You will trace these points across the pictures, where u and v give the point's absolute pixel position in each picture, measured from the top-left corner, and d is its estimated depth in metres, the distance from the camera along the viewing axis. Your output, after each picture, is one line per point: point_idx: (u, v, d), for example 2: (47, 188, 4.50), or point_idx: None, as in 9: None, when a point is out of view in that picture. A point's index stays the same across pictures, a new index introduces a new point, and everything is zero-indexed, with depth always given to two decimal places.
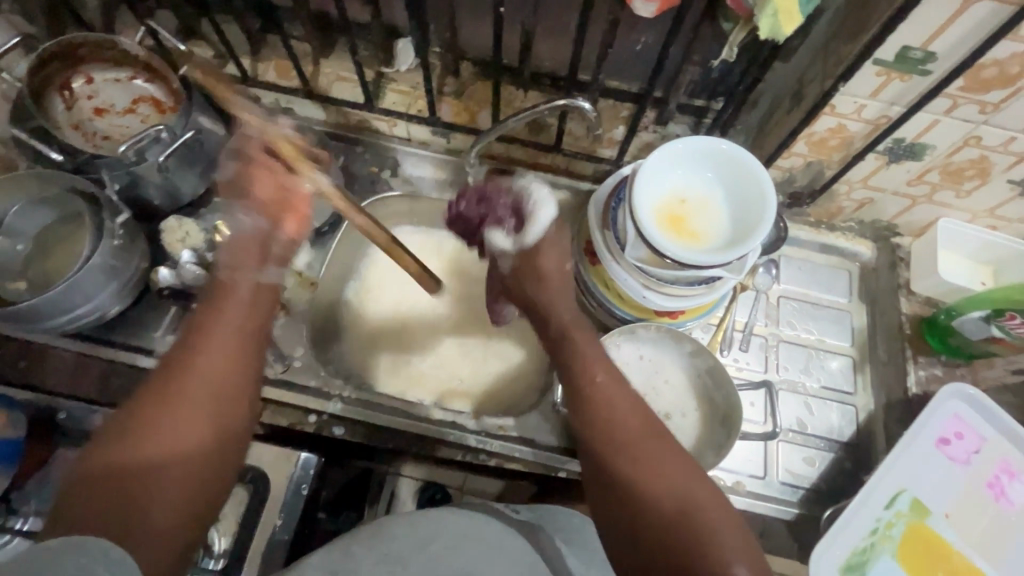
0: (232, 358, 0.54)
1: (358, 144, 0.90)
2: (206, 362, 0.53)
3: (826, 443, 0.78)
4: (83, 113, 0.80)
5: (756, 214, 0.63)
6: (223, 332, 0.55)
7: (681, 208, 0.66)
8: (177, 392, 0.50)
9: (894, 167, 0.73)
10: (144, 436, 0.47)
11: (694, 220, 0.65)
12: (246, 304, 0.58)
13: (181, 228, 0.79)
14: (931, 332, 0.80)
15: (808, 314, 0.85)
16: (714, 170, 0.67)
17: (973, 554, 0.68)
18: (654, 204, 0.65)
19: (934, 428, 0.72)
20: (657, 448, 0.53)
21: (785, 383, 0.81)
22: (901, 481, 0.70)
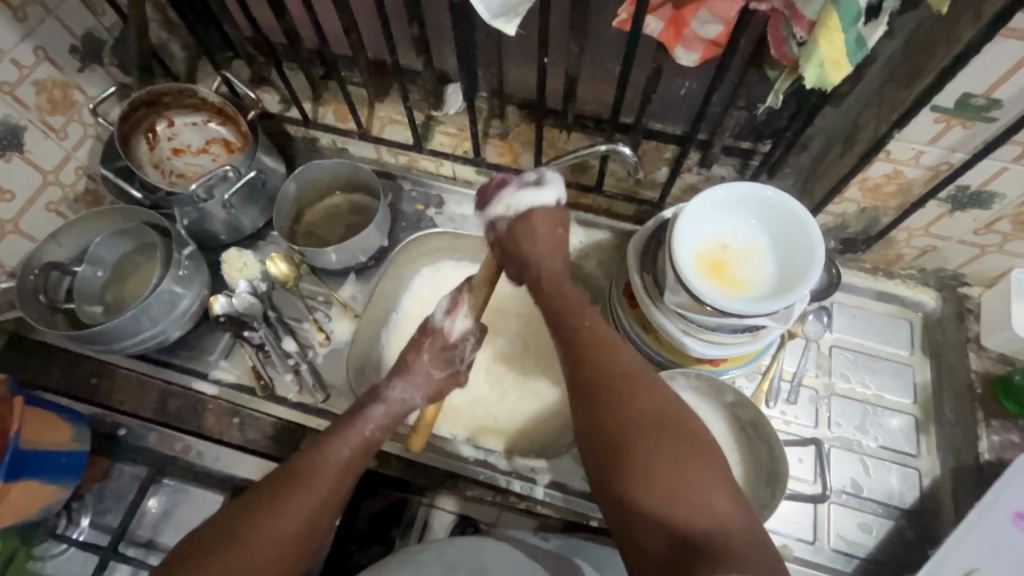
0: (340, 472, 0.59)
1: (406, 182, 0.94)
2: (318, 477, 0.57)
3: (885, 510, 0.72)
4: (162, 153, 0.88)
5: (804, 263, 0.61)
6: (337, 456, 0.59)
7: (723, 254, 0.64)
8: (286, 496, 0.56)
9: (958, 215, 0.69)
10: (267, 524, 0.54)
11: (737, 266, 0.64)
12: (356, 442, 0.61)
13: (241, 260, 0.85)
14: (1007, 395, 0.73)
15: (864, 366, 0.80)
16: (758, 216, 0.65)
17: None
18: (694, 250, 0.64)
19: (1011, 500, 0.63)
20: (653, 400, 0.54)
21: (838, 441, 0.75)
22: (971, 561, 0.64)
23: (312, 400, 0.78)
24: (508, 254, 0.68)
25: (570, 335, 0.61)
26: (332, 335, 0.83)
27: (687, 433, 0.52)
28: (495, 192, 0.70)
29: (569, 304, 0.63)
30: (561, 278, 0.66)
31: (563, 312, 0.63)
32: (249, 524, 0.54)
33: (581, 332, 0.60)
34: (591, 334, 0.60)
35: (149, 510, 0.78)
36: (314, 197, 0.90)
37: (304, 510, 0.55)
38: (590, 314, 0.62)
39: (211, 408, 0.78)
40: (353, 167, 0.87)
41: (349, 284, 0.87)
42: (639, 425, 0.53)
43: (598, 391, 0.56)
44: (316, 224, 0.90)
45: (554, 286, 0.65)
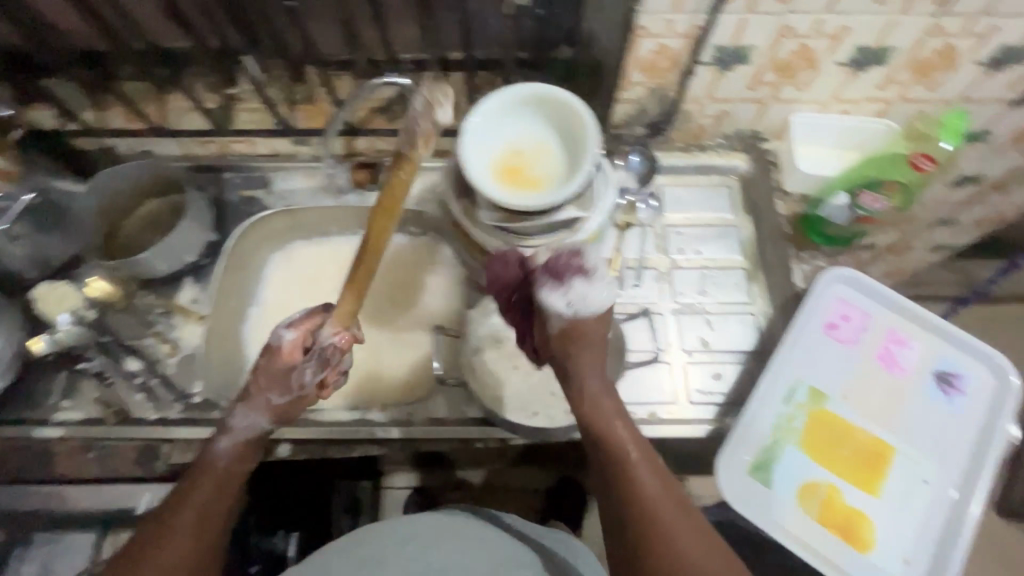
0: (201, 512, 0.54)
1: (226, 171, 0.90)
2: (173, 532, 0.52)
3: (732, 356, 0.80)
4: None
5: (583, 145, 0.64)
6: (192, 502, 0.54)
7: (516, 161, 0.66)
8: (155, 547, 0.51)
9: (729, 75, 0.74)
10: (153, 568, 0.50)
11: (532, 167, 0.66)
12: (213, 483, 0.56)
13: (55, 291, 0.75)
14: (811, 229, 0.86)
15: (697, 237, 0.86)
16: (544, 118, 0.67)
17: (875, 428, 0.74)
18: (488, 163, 0.65)
19: (822, 314, 0.79)
20: (662, 500, 0.50)
21: (684, 308, 0.82)
22: (796, 374, 0.76)
23: (171, 411, 0.75)
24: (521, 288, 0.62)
25: (581, 393, 0.57)
26: (179, 343, 0.80)
27: (703, 531, 0.50)
28: (560, 268, 0.58)
29: (593, 330, 0.58)
30: (597, 329, 0.58)
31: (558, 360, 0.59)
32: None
33: (595, 358, 0.58)
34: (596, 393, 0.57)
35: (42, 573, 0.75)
36: (121, 208, 0.84)
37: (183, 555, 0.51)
38: (599, 363, 0.58)
39: (61, 450, 0.73)
40: (154, 167, 0.82)
41: (187, 288, 0.83)
42: (659, 531, 0.49)
43: (610, 466, 0.53)
44: (135, 236, 0.85)
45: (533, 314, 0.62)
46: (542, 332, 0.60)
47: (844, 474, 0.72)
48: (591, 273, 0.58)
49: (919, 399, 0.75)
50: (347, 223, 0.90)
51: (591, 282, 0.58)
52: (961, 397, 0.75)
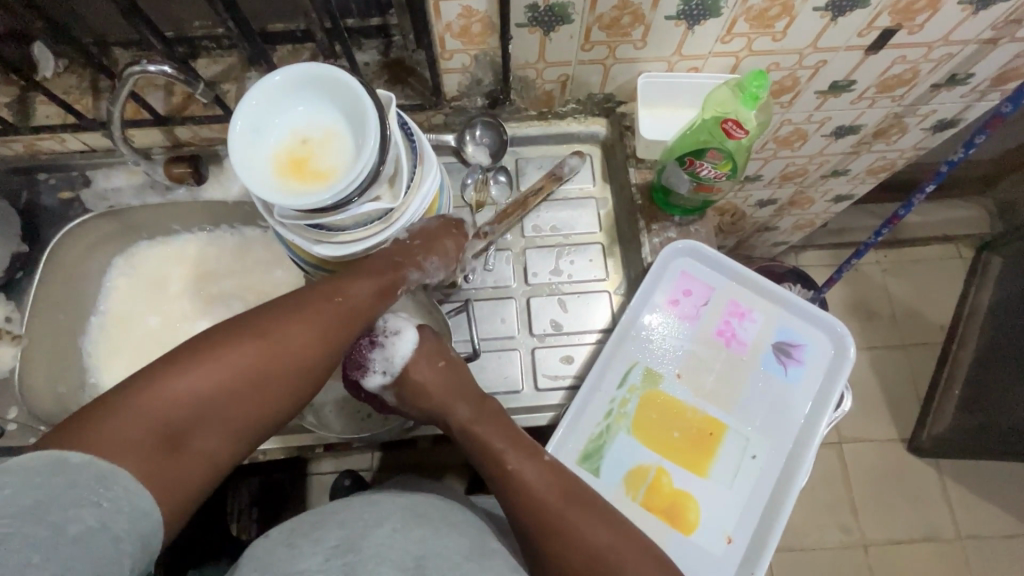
0: (295, 352, 0.58)
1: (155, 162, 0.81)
2: (267, 342, 0.57)
3: None
4: None
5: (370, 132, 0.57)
6: (289, 341, 0.58)
7: (303, 149, 0.60)
8: (205, 354, 0.55)
9: (698, 29, 0.68)
10: (168, 389, 0.53)
11: (322, 157, 0.60)
12: (321, 321, 0.60)
13: None
14: (657, 195, 0.78)
15: None
16: (316, 96, 0.61)
17: (707, 406, 0.72)
18: (269, 156, 0.59)
19: (665, 288, 0.75)
20: (577, 522, 0.58)
21: None
22: (634, 354, 0.73)
23: None
24: (413, 402, 0.69)
25: (479, 446, 0.64)
26: None
27: (632, 538, 0.58)
28: (359, 356, 0.69)
29: (483, 417, 0.66)
30: (486, 405, 0.67)
31: (468, 417, 0.66)
32: (150, 380, 0.53)
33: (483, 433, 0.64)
34: (507, 441, 0.64)
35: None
36: None
37: (228, 374, 0.55)
38: (501, 420, 0.65)
39: None
40: None
41: None
42: (564, 556, 0.57)
43: (534, 518, 0.59)
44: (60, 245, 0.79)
45: (443, 392, 0.67)
46: (467, 423, 0.65)
47: (673, 456, 0.70)
48: (390, 337, 0.68)
49: (756, 371, 0.72)
50: None
51: (386, 345, 0.68)
52: (798, 367, 0.72)
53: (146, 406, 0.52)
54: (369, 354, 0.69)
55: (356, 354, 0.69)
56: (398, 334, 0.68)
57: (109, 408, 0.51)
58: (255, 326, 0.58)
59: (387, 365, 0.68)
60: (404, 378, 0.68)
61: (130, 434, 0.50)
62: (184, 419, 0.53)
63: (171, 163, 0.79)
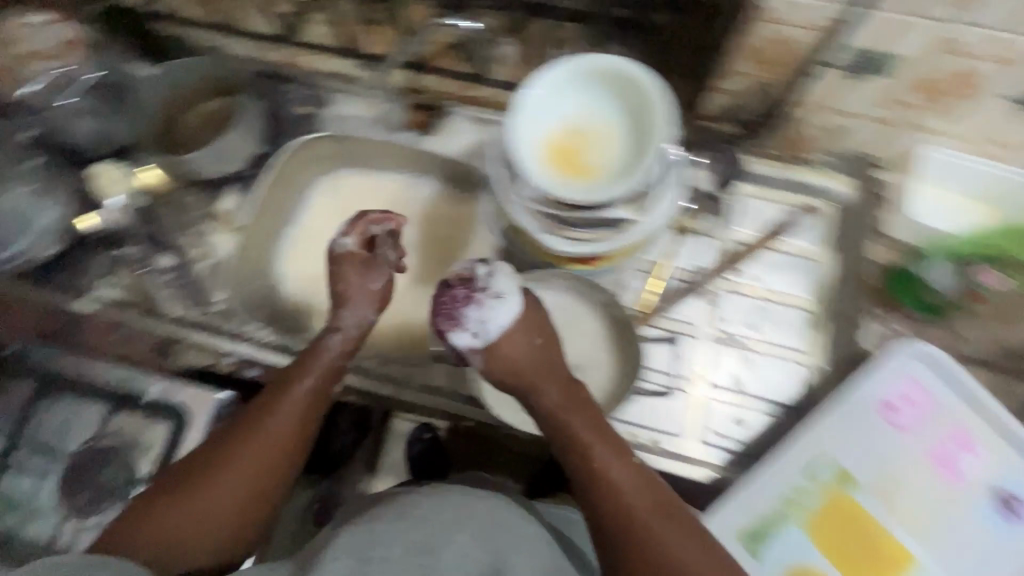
0: (279, 449, 0.52)
1: (285, 82, 0.86)
2: (236, 459, 0.51)
3: (762, 403, 0.72)
4: (8, 59, 0.78)
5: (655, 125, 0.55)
6: (271, 431, 0.52)
7: (568, 140, 0.57)
8: (207, 473, 0.51)
9: (860, 83, 0.63)
10: (208, 487, 0.50)
11: (588, 151, 0.57)
12: (320, 371, 0.57)
13: (108, 173, 0.79)
14: None
15: (764, 262, 0.76)
16: (584, 88, 0.57)
17: (898, 530, 0.64)
18: (535, 139, 0.56)
19: (880, 390, 0.67)
20: (659, 540, 0.48)
21: (722, 338, 0.73)
22: (824, 447, 0.66)
23: (192, 315, 0.79)
24: (518, 378, 0.55)
25: (557, 433, 0.53)
26: (212, 249, 0.81)
27: None
28: (452, 307, 0.55)
29: (567, 410, 0.54)
30: (580, 388, 0.55)
31: (521, 397, 0.55)
32: (149, 505, 0.50)
33: (569, 429, 0.53)
34: (586, 437, 0.52)
35: (54, 473, 0.70)
36: (185, 100, 0.84)
37: (243, 486, 0.51)
38: (586, 411, 0.54)
39: (90, 326, 0.77)
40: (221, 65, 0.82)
41: (230, 195, 0.83)
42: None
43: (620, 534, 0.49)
44: (191, 135, 0.85)
45: (537, 373, 0.55)
46: (553, 407, 0.54)
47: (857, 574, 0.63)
48: (493, 298, 0.55)
49: (967, 516, 0.65)
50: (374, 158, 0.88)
51: (488, 304, 0.55)
52: (1020, 524, 0.64)
53: (192, 515, 0.49)
54: (443, 320, 0.55)
55: (445, 305, 0.55)
56: (498, 298, 0.55)
57: (148, 514, 0.50)
58: (265, 394, 0.55)
59: (465, 339, 0.54)
60: (491, 349, 0.55)
61: (148, 545, 0.48)
62: (217, 519, 0.50)
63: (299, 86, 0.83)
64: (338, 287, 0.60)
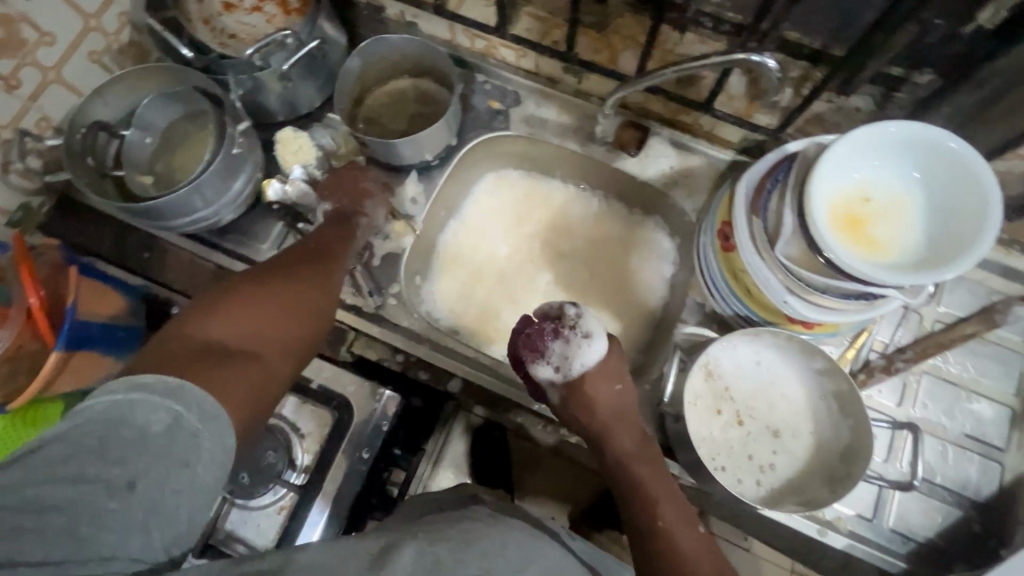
0: (318, 303, 0.60)
1: (480, 73, 0.84)
2: (298, 287, 0.60)
3: (955, 499, 0.68)
4: (211, 6, 0.76)
5: (972, 214, 0.49)
6: (326, 284, 0.63)
7: (862, 208, 0.53)
8: (268, 289, 0.57)
9: None
10: (265, 293, 0.57)
11: (876, 224, 0.52)
12: (337, 255, 0.67)
13: (296, 141, 0.78)
14: None
15: (971, 349, 0.72)
16: (890, 156, 0.53)
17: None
18: (830, 201, 0.52)
19: None
20: None
21: (922, 423, 0.70)
22: None
23: (366, 304, 0.75)
24: (569, 418, 0.62)
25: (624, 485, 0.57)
26: (388, 238, 0.78)
27: None
28: (537, 340, 0.61)
29: (635, 460, 0.58)
30: (620, 417, 0.60)
31: (596, 430, 0.60)
32: (227, 295, 0.55)
33: (646, 491, 0.56)
34: (621, 457, 0.58)
35: None
36: (380, 76, 0.81)
37: (293, 312, 0.57)
38: (652, 467, 0.58)
39: None
40: (426, 48, 0.76)
41: (410, 182, 0.80)
42: None
43: None
44: (378, 112, 0.82)
45: (605, 417, 0.60)
46: (619, 454, 0.58)
47: None
48: (581, 338, 0.60)
49: None
50: (560, 166, 0.86)
51: (579, 346, 0.60)
52: None
53: (253, 304, 0.55)
54: (544, 348, 0.61)
55: (535, 334, 0.61)
56: (596, 338, 0.61)
57: (216, 304, 0.53)
58: (290, 256, 0.64)
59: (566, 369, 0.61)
60: (575, 384, 0.60)
61: (218, 329, 0.51)
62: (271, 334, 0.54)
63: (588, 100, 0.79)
64: (362, 185, 0.75)
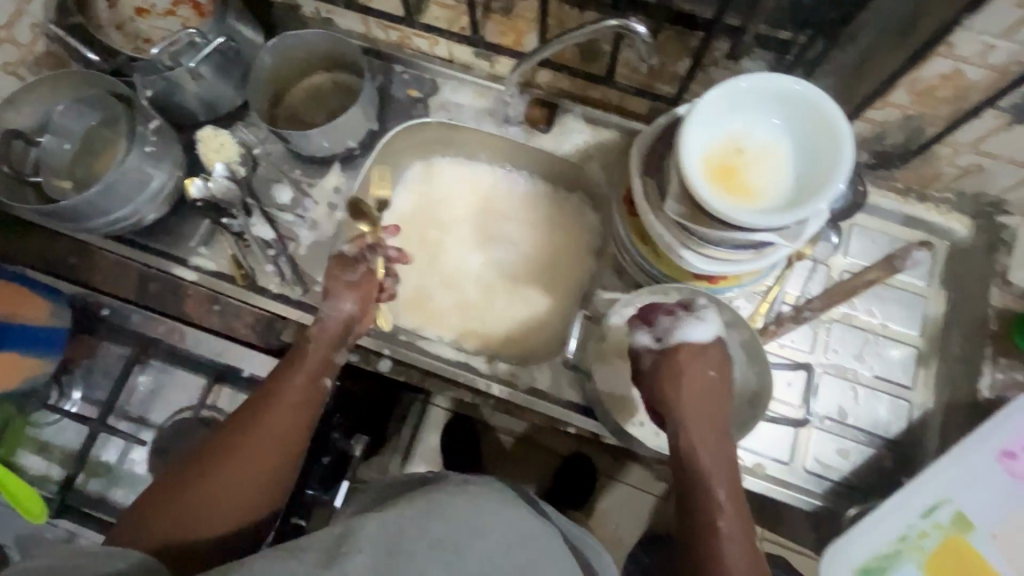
0: (297, 411, 0.60)
1: (396, 63, 0.86)
2: (275, 411, 0.59)
3: (867, 438, 0.71)
4: (124, 13, 0.78)
5: (830, 154, 0.53)
6: (292, 391, 0.61)
7: (735, 158, 0.56)
8: (247, 433, 0.57)
9: (1017, 129, 0.60)
10: (226, 465, 0.55)
11: (749, 173, 0.55)
12: (312, 365, 0.64)
13: (217, 138, 0.80)
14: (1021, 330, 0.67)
15: (876, 295, 0.75)
16: (757, 108, 0.56)
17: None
18: (704, 154, 0.55)
19: (1000, 438, 0.62)
20: None
21: (832, 368, 0.73)
22: (945, 489, 0.61)
23: (292, 292, 0.76)
24: (662, 401, 0.61)
25: (688, 473, 0.58)
26: (313, 227, 0.80)
27: None
28: (654, 312, 0.64)
29: (709, 451, 0.58)
30: (716, 409, 0.60)
31: (683, 420, 0.59)
32: (196, 474, 0.54)
33: (705, 483, 0.56)
34: (708, 455, 0.58)
35: (144, 441, 0.74)
36: (297, 72, 0.83)
37: (269, 446, 0.57)
38: (721, 453, 0.58)
39: (190, 293, 0.76)
40: (337, 41, 0.78)
41: (333, 173, 0.82)
42: None
43: None
44: (299, 107, 0.84)
45: (694, 409, 0.59)
46: (695, 451, 0.58)
47: None
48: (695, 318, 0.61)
49: None
50: (484, 149, 0.88)
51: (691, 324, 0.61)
52: None
53: (212, 491, 0.53)
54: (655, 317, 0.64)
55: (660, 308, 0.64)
56: (708, 323, 0.61)
57: (177, 484, 0.54)
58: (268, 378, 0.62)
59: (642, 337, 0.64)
60: (669, 371, 0.61)
61: (189, 522, 0.52)
62: (255, 483, 0.55)
63: (532, 102, 0.81)
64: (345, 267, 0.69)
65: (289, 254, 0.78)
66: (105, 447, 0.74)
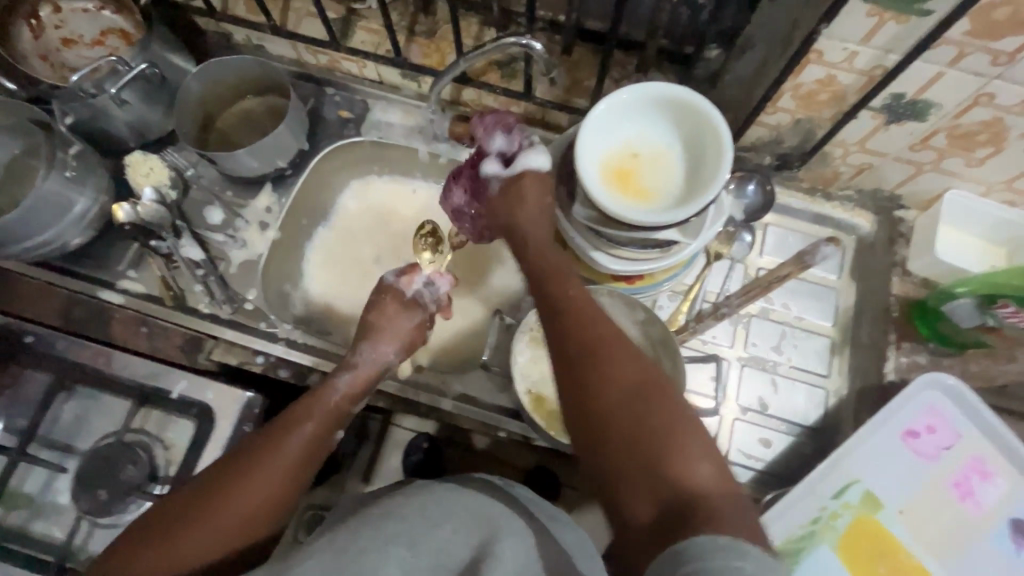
0: (284, 470, 0.55)
1: (328, 86, 0.88)
2: (261, 466, 0.54)
3: (788, 427, 0.74)
4: (50, 43, 0.80)
5: (713, 155, 0.57)
6: (285, 450, 0.56)
7: (631, 162, 0.59)
8: (222, 486, 0.53)
9: (894, 128, 0.65)
10: (191, 523, 0.51)
11: (644, 175, 0.59)
12: (320, 417, 0.60)
13: (146, 163, 0.80)
14: (921, 316, 0.73)
15: (791, 290, 0.79)
16: (649, 115, 0.60)
17: (924, 556, 0.61)
18: (601, 158, 0.58)
19: (902, 420, 0.65)
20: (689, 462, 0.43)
21: (751, 361, 0.76)
22: (853, 472, 0.64)
23: (221, 312, 0.78)
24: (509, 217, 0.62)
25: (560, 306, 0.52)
26: (245, 247, 0.81)
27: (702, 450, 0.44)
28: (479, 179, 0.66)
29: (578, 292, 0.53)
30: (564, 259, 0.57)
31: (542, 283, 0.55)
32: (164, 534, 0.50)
33: (579, 325, 0.50)
34: (576, 297, 0.53)
35: (66, 469, 0.72)
36: (226, 97, 0.84)
37: (249, 498, 0.52)
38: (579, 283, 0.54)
39: (116, 317, 0.79)
40: (262, 66, 0.80)
41: (265, 193, 0.84)
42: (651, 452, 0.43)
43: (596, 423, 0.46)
44: (230, 131, 0.85)
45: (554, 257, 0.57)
46: (563, 287, 0.54)
47: None
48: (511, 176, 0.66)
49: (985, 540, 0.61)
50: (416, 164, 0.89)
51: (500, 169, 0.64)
52: None
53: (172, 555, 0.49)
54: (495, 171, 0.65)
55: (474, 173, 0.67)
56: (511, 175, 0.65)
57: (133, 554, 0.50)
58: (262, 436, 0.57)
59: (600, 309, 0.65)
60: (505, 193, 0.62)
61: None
62: (225, 530, 0.51)
63: (457, 120, 0.84)
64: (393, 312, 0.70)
65: (219, 274, 0.79)
66: (25, 477, 0.72)
